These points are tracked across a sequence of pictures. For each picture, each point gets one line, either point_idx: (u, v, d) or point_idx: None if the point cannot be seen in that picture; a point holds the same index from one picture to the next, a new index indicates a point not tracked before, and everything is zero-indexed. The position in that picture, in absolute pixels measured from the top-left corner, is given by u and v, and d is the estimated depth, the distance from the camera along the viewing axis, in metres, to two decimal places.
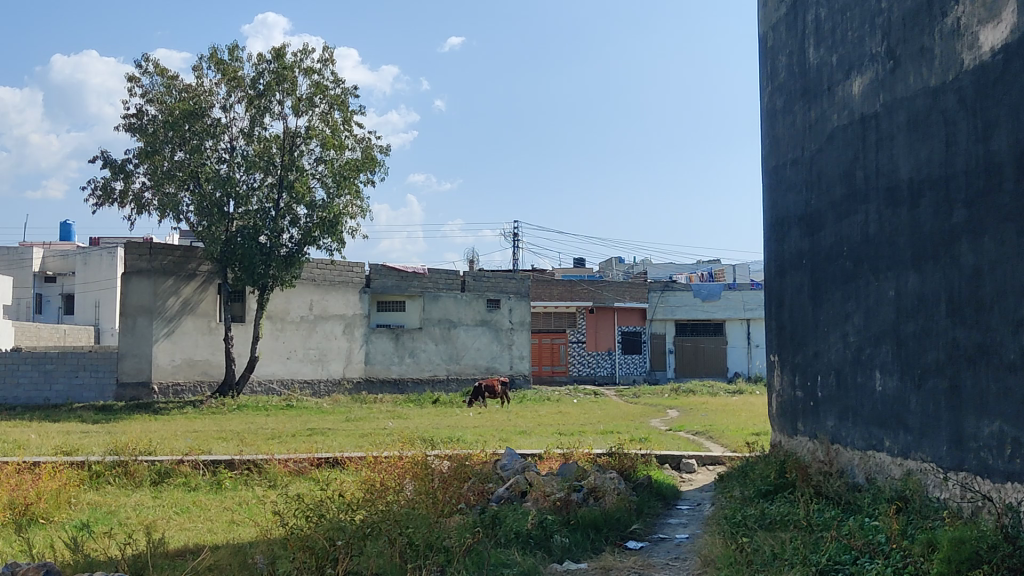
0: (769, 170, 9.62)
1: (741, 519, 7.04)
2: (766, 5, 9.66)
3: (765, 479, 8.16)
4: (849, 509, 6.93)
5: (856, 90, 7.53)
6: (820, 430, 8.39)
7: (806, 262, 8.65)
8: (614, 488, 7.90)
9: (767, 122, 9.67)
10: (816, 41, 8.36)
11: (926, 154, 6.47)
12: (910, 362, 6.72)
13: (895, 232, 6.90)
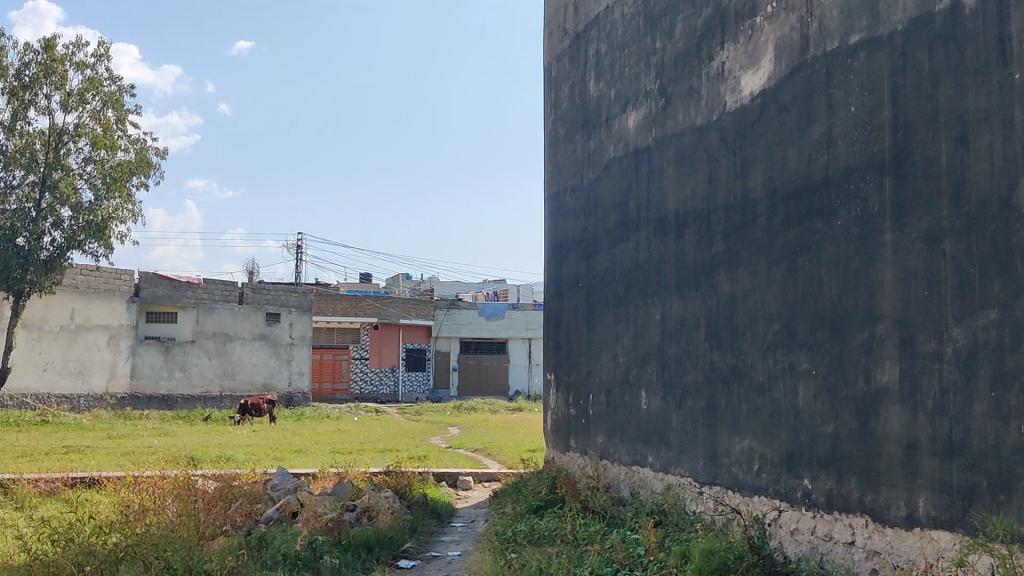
0: (550, 195, 9.95)
1: (510, 535, 7.18)
2: (550, 36, 10.00)
3: (536, 494, 8.37)
4: (613, 522, 7.22)
5: (631, 124, 7.92)
6: (590, 447, 8.72)
7: (582, 284, 8.99)
8: (388, 507, 7.86)
9: (549, 148, 10.01)
10: (596, 74, 8.73)
11: (691, 188, 6.89)
12: (672, 382, 7.11)
13: (662, 260, 7.29)
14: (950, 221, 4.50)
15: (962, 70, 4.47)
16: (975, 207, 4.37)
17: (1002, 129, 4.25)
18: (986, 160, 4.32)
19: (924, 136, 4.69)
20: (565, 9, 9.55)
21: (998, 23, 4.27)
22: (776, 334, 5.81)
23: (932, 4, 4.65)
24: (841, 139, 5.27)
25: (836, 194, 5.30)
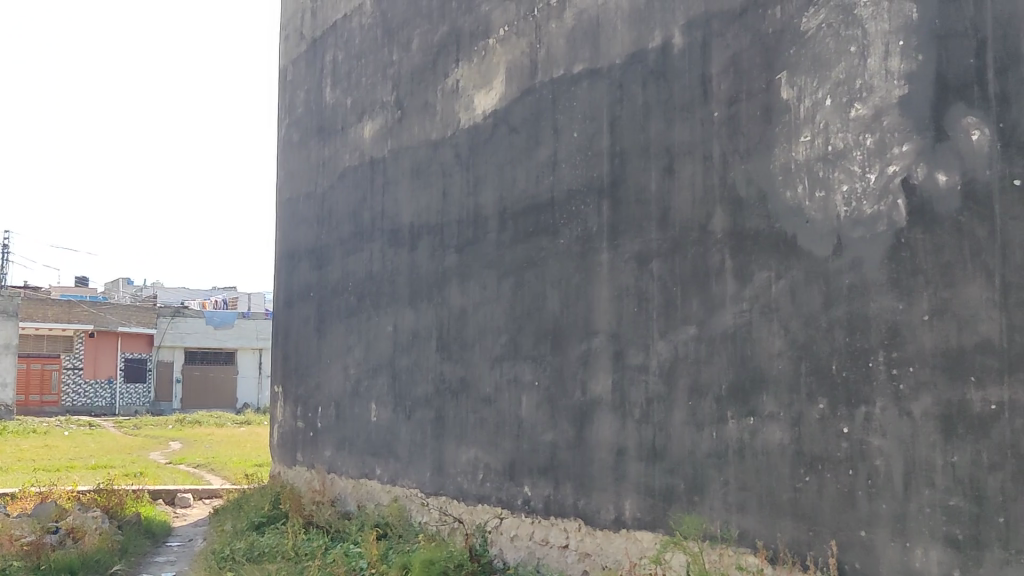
0: (282, 202, 9.72)
1: (229, 554, 6.89)
2: (287, 39, 9.81)
3: (258, 510, 8.13)
4: (337, 537, 7.16)
5: (367, 134, 7.90)
6: (318, 460, 8.58)
7: (313, 294, 8.86)
8: (97, 528, 7.34)
9: (283, 154, 9.78)
10: (332, 82, 8.65)
11: (425, 201, 6.98)
12: (401, 394, 7.14)
13: (394, 273, 7.34)
14: (658, 243, 4.85)
15: (671, 105, 4.84)
16: (679, 231, 4.74)
17: (703, 162, 4.64)
18: (689, 189, 4.70)
19: (636, 163, 5.03)
20: (302, 14, 9.40)
21: (702, 64, 4.67)
22: (503, 347, 6.00)
23: (645, 42, 5.01)
24: (565, 162, 5.54)
25: (559, 213, 5.56)
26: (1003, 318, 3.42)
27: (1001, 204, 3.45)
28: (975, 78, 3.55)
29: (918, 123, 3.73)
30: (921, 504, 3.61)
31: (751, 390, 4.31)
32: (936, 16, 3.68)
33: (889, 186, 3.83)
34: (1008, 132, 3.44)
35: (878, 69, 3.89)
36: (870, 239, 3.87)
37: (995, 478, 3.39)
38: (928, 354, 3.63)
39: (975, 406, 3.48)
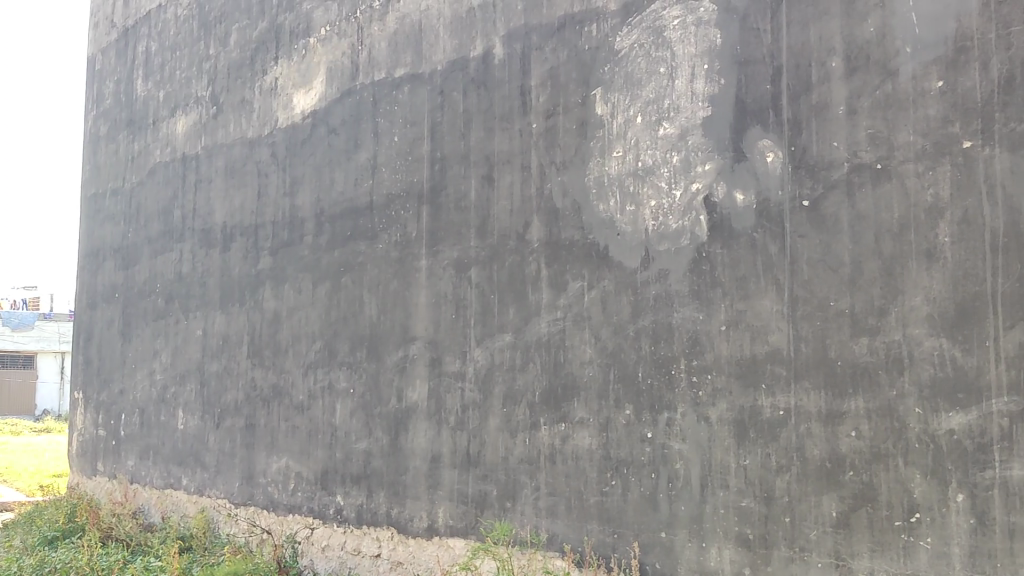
0: (87, 197, 9.19)
1: (14, 572, 6.39)
2: (96, 27, 9.31)
3: (52, 524, 7.63)
4: (137, 550, 6.80)
5: (180, 130, 7.58)
6: (121, 470, 8.13)
7: (118, 295, 8.41)
8: None
9: (89, 147, 9.26)
10: (144, 73, 8.26)
11: (238, 201, 6.75)
12: (210, 402, 6.85)
13: (205, 274, 7.06)
14: (476, 251, 4.87)
15: (490, 113, 4.88)
16: (497, 240, 4.78)
17: (520, 172, 4.70)
18: (507, 199, 4.76)
19: (456, 170, 5.03)
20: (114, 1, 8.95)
21: (521, 75, 4.74)
22: (317, 353, 5.85)
23: (466, 50, 5.03)
24: (384, 166, 5.46)
25: (377, 218, 5.47)
26: (791, 330, 3.64)
27: (791, 223, 3.67)
28: (771, 103, 3.78)
29: (719, 144, 3.92)
30: (716, 505, 3.79)
31: (562, 397, 4.40)
32: (737, 42, 3.89)
33: (692, 202, 4.00)
34: (799, 155, 3.67)
35: (685, 90, 4.07)
36: (675, 252, 4.03)
37: (781, 480, 3.60)
38: (725, 363, 3.82)
39: (765, 412, 3.68)
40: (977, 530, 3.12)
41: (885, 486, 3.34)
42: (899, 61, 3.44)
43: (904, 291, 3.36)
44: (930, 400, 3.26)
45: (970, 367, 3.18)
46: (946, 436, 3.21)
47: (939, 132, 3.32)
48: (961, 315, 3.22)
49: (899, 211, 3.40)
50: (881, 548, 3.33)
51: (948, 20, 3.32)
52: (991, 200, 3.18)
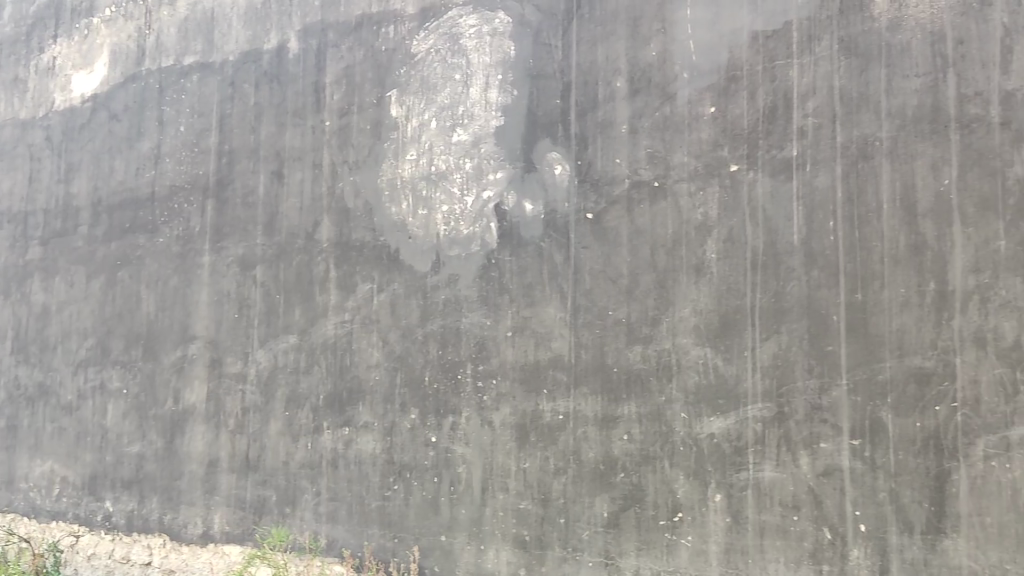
0: None
1: None
2: None
3: None
4: None
5: None
6: None
7: None
8: None
9: None
10: None
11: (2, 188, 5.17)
12: None
13: None
14: (262, 249, 4.39)
15: (281, 108, 4.44)
16: (285, 238, 4.35)
17: (312, 169, 4.32)
18: (296, 197, 4.35)
19: (244, 165, 4.50)
20: None
21: (316, 71, 4.37)
22: (89, 350, 4.77)
23: (259, 41, 4.56)
24: (168, 156, 4.72)
25: (157, 210, 4.71)
26: (572, 336, 3.70)
27: (575, 234, 3.75)
28: (560, 117, 3.83)
29: (510, 154, 3.89)
30: (495, 508, 3.73)
31: (348, 400, 4.08)
32: (530, 56, 3.90)
33: (484, 210, 3.92)
34: (585, 169, 3.77)
35: (480, 98, 3.97)
36: (465, 258, 3.93)
37: (558, 483, 3.64)
38: (509, 368, 3.78)
39: (545, 415, 3.68)
40: (732, 528, 3.36)
41: (652, 487, 3.49)
42: (677, 86, 3.63)
43: (675, 303, 3.53)
44: (695, 405, 3.45)
45: (730, 375, 3.41)
46: (708, 440, 3.41)
47: (710, 154, 3.53)
48: (724, 326, 3.44)
49: (673, 228, 3.57)
50: (647, 546, 3.48)
51: (722, 50, 3.56)
52: (753, 221, 3.44)
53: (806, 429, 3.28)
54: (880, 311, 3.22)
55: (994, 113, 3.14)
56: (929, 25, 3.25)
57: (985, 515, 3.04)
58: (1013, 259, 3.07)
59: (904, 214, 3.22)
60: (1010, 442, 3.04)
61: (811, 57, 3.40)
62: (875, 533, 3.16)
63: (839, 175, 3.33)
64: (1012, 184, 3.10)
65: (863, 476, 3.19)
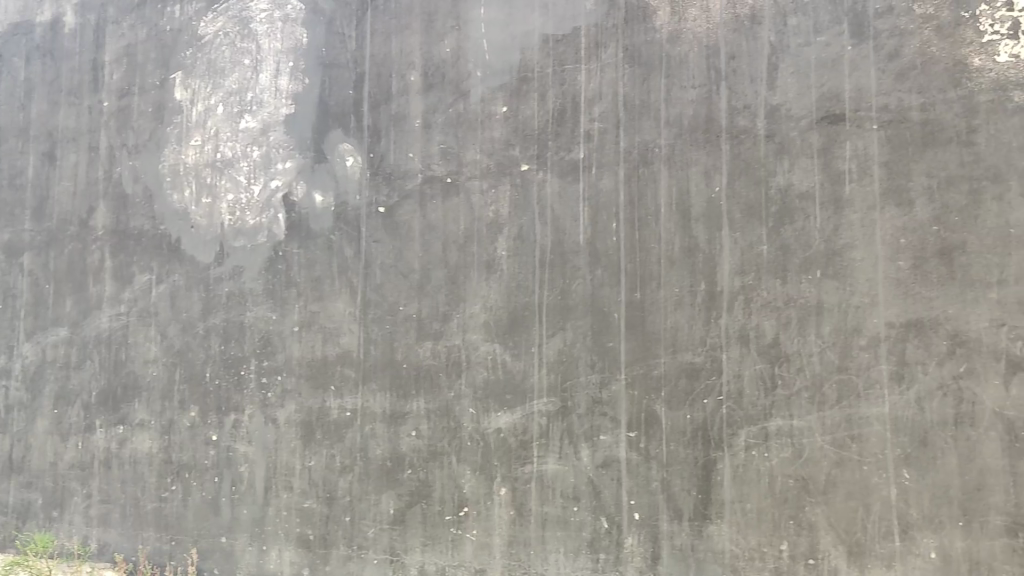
0: None
1: None
2: None
3: None
4: None
5: None
6: None
7: None
8: None
9: None
10: None
11: None
12: None
13: None
14: (30, 236, 3.93)
15: (55, 86, 3.99)
16: (56, 225, 3.90)
17: (87, 152, 3.90)
18: (69, 180, 3.91)
19: (11, 144, 4.03)
20: None
21: (93, 48, 3.94)
22: None
23: (31, 13, 4.07)
24: None
25: None
26: (361, 333, 3.39)
27: (366, 227, 3.43)
28: (352, 108, 3.50)
29: (300, 143, 3.55)
30: (278, 508, 3.43)
31: (122, 398, 3.69)
32: (322, 44, 3.56)
33: (271, 200, 3.57)
34: (377, 162, 3.45)
35: (268, 85, 3.62)
36: (250, 250, 3.59)
37: (344, 480, 3.35)
38: (295, 365, 3.47)
39: (332, 413, 3.39)
40: (516, 520, 3.12)
41: (439, 482, 3.23)
42: (470, 84, 3.35)
43: (465, 298, 3.27)
44: (481, 401, 3.20)
45: (517, 370, 3.17)
46: (494, 434, 3.17)
47: (502, 153, 3.28)
48: (513, 324, 3.20)
49: (464, 223, 3.30)
50: (432, 541, 3.22)
51: (514, 51, 3.30)
52: (541, 221, 3.20)
53: (587, 423, 3.07)
54: (656, 311, 3.03)
55: (761, 126, 2.98)
56: (705, 39, 3.07)
57: (745, 501, 2.88)
58: (774, 262, 2.92)
59: (679, 219, 3.04)
60: (768, 432, 2.88)
61: (597, 64, 3.19)
62: (647, 521, 2.98)
63: (621, 178, 3.13)
64: (774, 194, 2.95)
65: (638, 467, 3.00)
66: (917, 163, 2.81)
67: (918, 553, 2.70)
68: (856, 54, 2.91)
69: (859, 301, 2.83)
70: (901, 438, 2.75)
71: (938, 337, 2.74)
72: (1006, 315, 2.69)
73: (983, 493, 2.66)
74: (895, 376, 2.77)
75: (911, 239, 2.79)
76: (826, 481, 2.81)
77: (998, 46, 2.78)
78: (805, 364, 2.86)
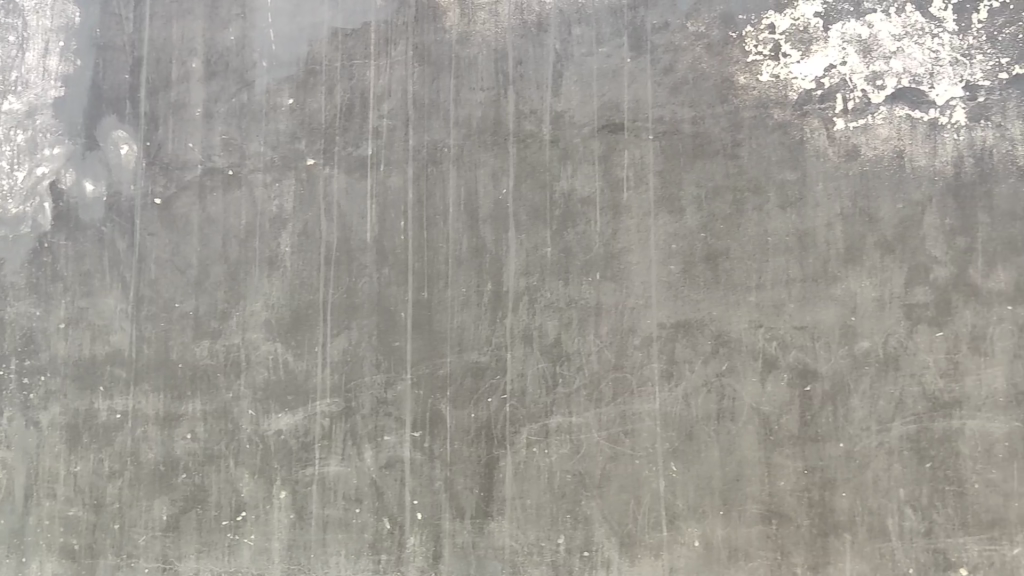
0: None
1: None
2: None
3: None
4: None
5: None
6: None
7: None
8: None
9: None
10: None
11: None
12: None
13: None
14: None
15: None
16: None
17: None
18: None
19: None
20: None
21: None
22: None
23: None
24: None
25: None
26: (133, 330, 3.22)
27: (141, 220, 3.26)
28: (128, 94, 3.31)
29: (69, 128, 3.32)
30: (40, 517, 3.19)
31: None
32: (96, 25, 3.34)
33: (37, 186, 3.31)
34: (154, 151, 3.28)
35: (35, 64, 3.34)
36: (11, 240, 3.29)
37: (112, 487, 3.17)
38: (60, 364, 3.24)
39: (101, 415, 3.19)
40: (296, 524, 3.06)
41: (215, 487, 3.12)
42: (256, 74, 3.26)
43: (246, 296, 3.17)
44: (262, 403, 3.12)
45: (299, 371, 3.11)
46: (275, 437, 3.09)
47: (287, 147, 3.21)
48: (296, 322, 3.13)
49: (246, 218, 3.20)
50: (207, 548, 3.10)
51: (301, 43, 3.23)
52: (328, 217, 3.15)
53: (371, 423, 3.05)
54: (443, 310, 3.05)
55: (546, 131, 3.06)
56: (494, 42, 3.12)
57: (525, 497, 2.94)
58: (556, 264, 3.00)
59: (466, 218, 3.07)
60: (548, 430, 2.95)
61: (387, 61, 3.17)
62: (429, 521, 2.99)
63: (409, 177, 3.12)
64: (557, 198, 3.03)
65: (422, 467, 3.01)
66: (688, 173, 2.97)
67: (683, 542, 2.84)
68: (634, 66, 3.03)
69: (634, 303, 2.95)
70: (669, 433, 2.89)
71: (703, 337, 2.90)
72: (764, 317, 2.87)
73: (741, 484, 2.83)
74: (666, 374, 2.91)
75: (681, 245, 2.95)
76: (601, 475, 2.91)
77: (761, 66, 2.97)
78: (583, 363, 2.95)
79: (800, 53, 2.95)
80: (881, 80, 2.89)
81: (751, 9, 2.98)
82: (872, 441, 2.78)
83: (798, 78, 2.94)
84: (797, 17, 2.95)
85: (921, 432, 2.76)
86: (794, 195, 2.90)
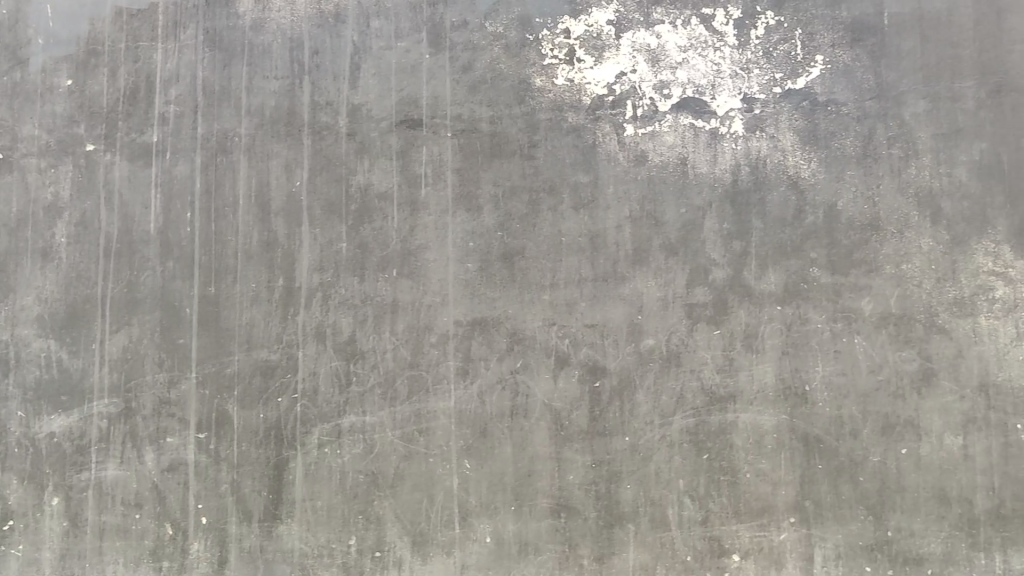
0: None
1: None
2: None
3: None
4: None
5: None
6: None
7: None
8: None
9: None
10: None
11: None
12: None
13: None
14: None
15: None
16: None
17: None
18: None
19: None
20: None
21: None
22: None
23: None
24: None
25: None
26: None
27: None
28: None
29: None
30: None
31: None
32: None
33: None
34: None
35: None
36: None
37: None
38: None
39: None
40: (70, 533, 2.88)
41: None
42: (30, 51, 3.04)
43: (16, 290, 2.96)
44: (32, 403, 2.92)
45: (74, 370, 2.93)
46: (47, 440, 2.90)
47: (64, 130, 3.01)
48: (71, 318, 2.95)
49: (18, 206, 2.99)
50: None
51: (81, 21, 3.05)
52: (107, 206, 2.98)
53: (153, 424, 2.91)
54: (232, 306, 2.95)
55: (342, 124, 3.01)
56: (289, 31, 3.04)
57: (316, 499, 2.88)
58: (352, 260, 2.96)
59: (258, 211, 2.98)
60: (340, 429, 2.90)
61: (175, 44, 3.04)
62: (215, 525, 2.88)
63: (197, 166, 3.00)
64: (354, 192, 2.99)
65: (207, 469, 2.89)
66: (484, 172, 3.00)
67: (474, 538, 2.87)
68: (432, 63, 3.03)
69: (430, 301, 2.95)
70: (463, 430, 2.90)
71: (497, 335, 2.94)
72: (555, 316, 2.94)
73: (532, 479, 2.88)
74: (461, 372, 2.93)
75: (477, 244, 2.97)
76: (394, 474, 2.89)
77: (556, 69, 3.03)
78: (378, 361, 2.93)
79: (594, 59, 3.03)
80: (668, 89, 3.02)
81: (548, 13, 3.05)
82: (654, 434, 2.89)
83: (591, 83, 3.03)
84: (592, 24, 3.04)
85: (699, 425, 2.89)
86: (586, 197, 2.98)
